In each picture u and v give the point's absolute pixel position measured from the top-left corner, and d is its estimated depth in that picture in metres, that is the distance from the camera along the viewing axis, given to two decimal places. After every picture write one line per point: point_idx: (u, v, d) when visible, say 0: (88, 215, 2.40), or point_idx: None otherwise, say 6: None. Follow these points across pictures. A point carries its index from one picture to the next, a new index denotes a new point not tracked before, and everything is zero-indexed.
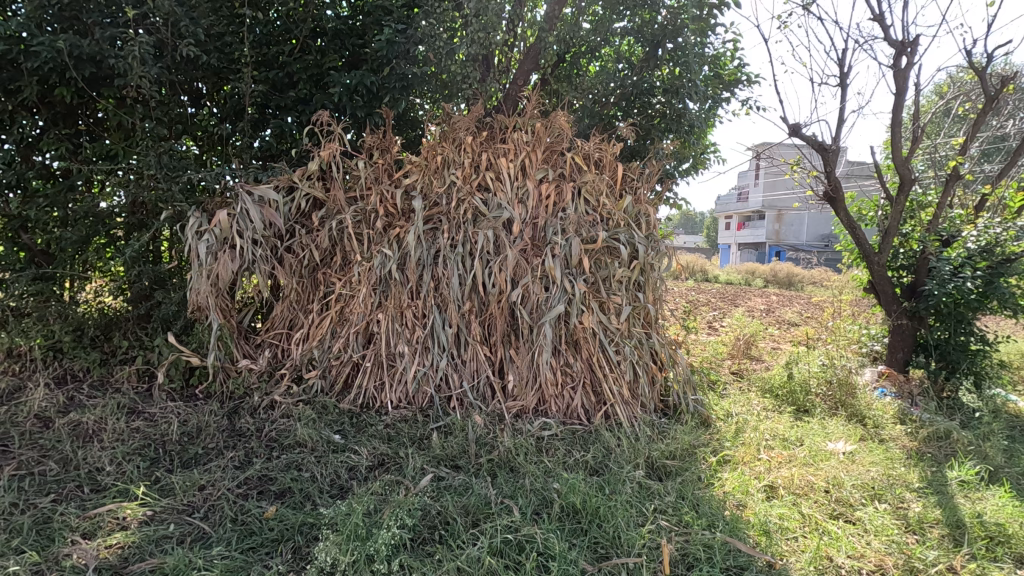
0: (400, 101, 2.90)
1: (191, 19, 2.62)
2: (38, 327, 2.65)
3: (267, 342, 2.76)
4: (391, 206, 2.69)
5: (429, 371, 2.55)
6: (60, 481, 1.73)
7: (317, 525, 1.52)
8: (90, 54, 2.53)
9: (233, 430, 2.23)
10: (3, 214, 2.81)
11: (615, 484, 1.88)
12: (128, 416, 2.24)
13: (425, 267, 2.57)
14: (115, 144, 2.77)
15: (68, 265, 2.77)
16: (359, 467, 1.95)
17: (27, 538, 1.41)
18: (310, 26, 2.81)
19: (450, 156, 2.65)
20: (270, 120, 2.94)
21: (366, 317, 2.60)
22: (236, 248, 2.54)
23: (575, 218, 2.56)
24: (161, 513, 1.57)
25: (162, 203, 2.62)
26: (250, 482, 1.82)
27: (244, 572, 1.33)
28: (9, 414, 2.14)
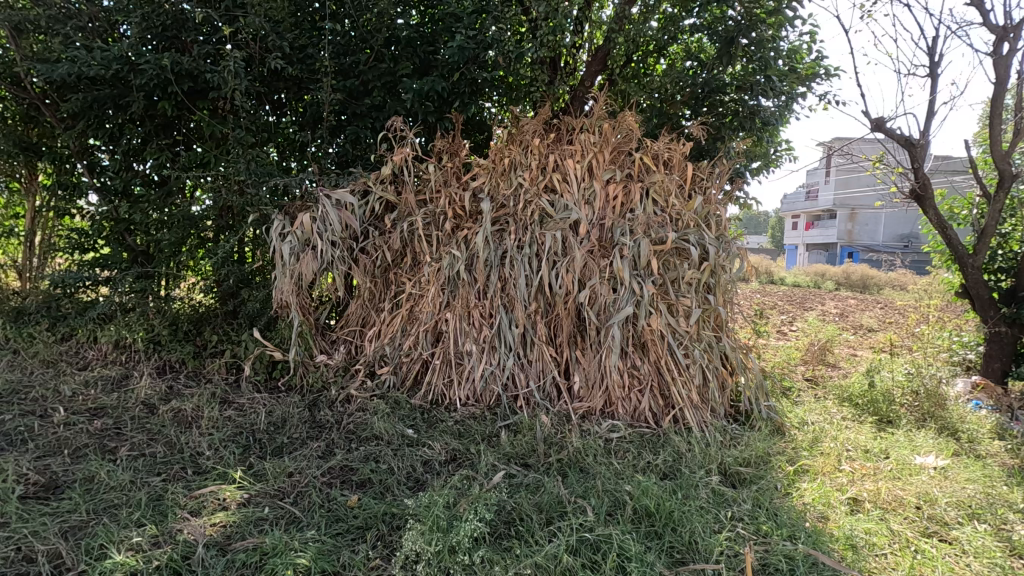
0: (469, 105, 2.97)
1: (277, 33, 2.78)
2: (140, 322, 2.91)
3: (342, 339, 2.90)
4: (459, 208, 2.76)
5: (496, 370, 2.60)
6: (167, 462, 1.89)
7: (400, 515, 1.58)
8: (189, 70, 2.75)
9: (314, 422, 2.36)
10: (112, 218, 3.11)
11: (688, 489, 1.85)
12: (221, 405, 2.41)
13: (493, 268, 2.61)
14: (209, 152, 2.98)
15: (166, 265, 3.02)
16: (432, 461, 2.02)
17: (145, 512, 1.54)
18: (385, 35, 2.92)
19: (517, 159, 2.69)
20: (345, 126, 3.07)
21: (434, 316, 2.69)
22: (316, 250, 2.67)
23: (643, 219, 2.53)
24: (257, 497, 1.68)
25: (249, 207, 2.80)
26: (333, 471, 1.92)
27: (335, 555, 1.41)
28: (120, 400, 2.35)
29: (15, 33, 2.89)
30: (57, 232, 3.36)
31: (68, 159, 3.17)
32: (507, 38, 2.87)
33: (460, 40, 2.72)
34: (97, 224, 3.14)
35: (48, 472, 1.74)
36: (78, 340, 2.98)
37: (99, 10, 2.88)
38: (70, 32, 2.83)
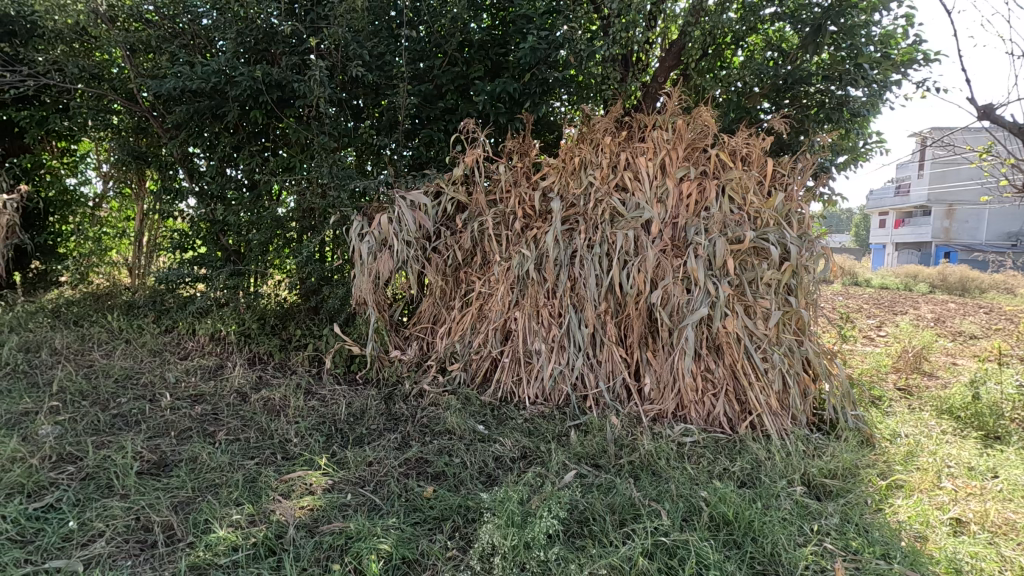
0: (540, 105, 2.98)
1: (357, 42, 2.90)
2: (233, 316, 3.15)
3: (415, 335, 3.00)
4: (529, 208, 2.78)
5: (565, 370, 2.60)
6: (259, 447, 2.03)
7: (475, 509, 1.62)
8: (278, 81, 2.92)
9: (390, 414, 2.46)
10: (208, 220, 3.36)
11: (769, 498, 1.77)
12: (305, 395, 2.56)
13: (562, 268, 2.61)
14: (294, 157, 3.16)
15: (255, 264, 3.23)
16: (503, 457, 2.04)
17: (242, 492, 1.67)
18: (458, 39, 2.97)
19: (588, 158, 2.68)
20: (419, 130, 3.17)
21: (504, 314, 2.73)
22: (392, 249, 2.78)
23: (720, 217, 2.44)
24: (339, 483, 1.77)
25: (331, 208, 2.94)
26: (410, 462, 1.99)
27: (414, 543, 1.46)
28: (217, 388, 2.55)
29: (130, 53, 3.23)
30: (162, 233, 3.69)
31: (171, 166, 3.48)
32: (579, 37, 2.81)
33: (531, 42, 2.72)
34: (196, 225, 3.41)
35: (159, 451, 1.91)
36: (180, 332, 3.26)
37: (199, 29, 3.09)
38: (176, 50, 3.09)
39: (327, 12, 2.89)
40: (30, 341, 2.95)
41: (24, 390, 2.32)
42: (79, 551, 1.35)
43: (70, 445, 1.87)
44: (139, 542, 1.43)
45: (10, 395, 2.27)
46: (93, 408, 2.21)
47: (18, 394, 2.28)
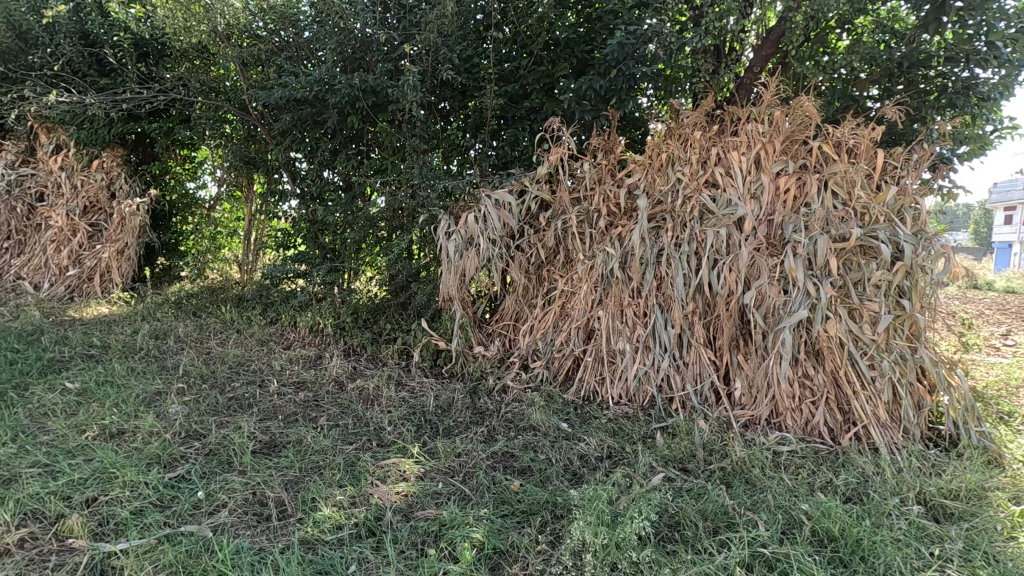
0: (627, 102, 2.92)
1: (447, 46, 2.97)
2: (330, 310, 3.36)
3: (497, 331, 3.05)
4: (614, 205, 2.74)
5: (650, 370, 2.55)
6: (357, 433, 2.15)
7: (563, 505, 1.63)
8: (373, 87, 3.06)
9: (475, 408, 2.52)
10: (308, 220, 3.60)
11: (879, 517, 1.65)
12: (396, 387, 2.69)
13: (648, 266, 2.56)
14: (387, 160, 3.31)
15: (350, 260, 3.42)
16: (589, 456, 2.04)
17: (344, 475, 1.77)
18: (544, 39, 2.98)
19: (676, 154, 2.60)
20: (505, 129, 3.22)
21: (587, 313, 2.72)
22: (478, 247, 2.84)
23: (821, 214, 2.29)
24: (431, 472, 1.85)
25: (420, 208, 3.05)
26: (497, 456, 2.03)
27: (504, 534, 1.50)
28: (317, 376, 2.73)
29: (243, 67, 3.53)
30: (269, 232, 4.01)
31: (276, 170, 3.75)
32: (668, 29, 2.72)
33: (619, 37, 2.65)
34: (298, 225, 3.66)
35: (270, 432, 2.08)
36: (283, 324, 3.52)
37: (302, 41, 3.33)
38: (282, 62, 3.36)
39: (418, 19, 3.00)
40: (159, 328, 3.30)
41: (156, 371, 2.60)
42: (208, 518, 1.50)
43: (196, 423, 2.08)
44: (257, 514, 1.56)
45: (145, 375, 2.54)
46: (213, 390, 2.44)
47: (152, 374, 2.56)
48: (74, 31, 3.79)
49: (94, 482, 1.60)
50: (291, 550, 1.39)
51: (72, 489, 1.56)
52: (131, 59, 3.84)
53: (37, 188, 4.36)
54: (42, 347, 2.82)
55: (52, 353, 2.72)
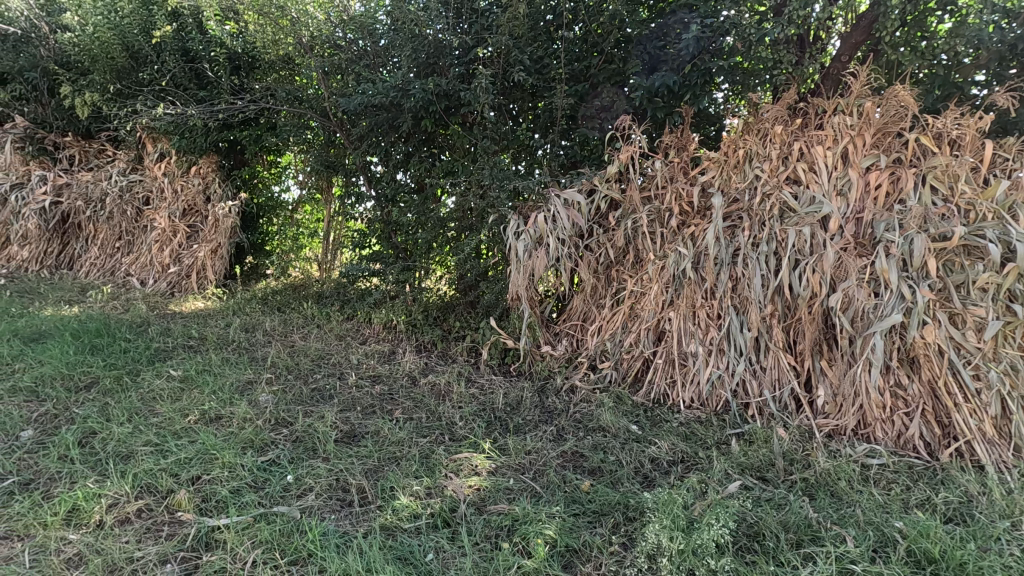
0: (702, 97, 2.84)
1: (518, 48, 3.00)
2: (402, 307, 3.48)
3: (565, 331, 3.05)
4: (687, 204, 2.67)
5: (724, 374, 2.47)
6: (430, 426, 2.21)
7: (636, 507, 1.61)
8: (446, 91, 3.14)
9: (543, 406, 2.54)
10: (382, 221, 3.74)
11: (986, 540, 1.52)
12: (466, 383, 2.76)
13: (723, 267, 2.47)
14: (459, 162, 3.39)
15: (422, 259, 3.52)
16: (660, 459, 2.00)
17: (419, 466, 1.84)
18: (616, 37, 2.94)
19: (754, 150, 2.50)
20: (575, 129, 3.21)
21: (657, 314, 2.66)
22: (547, 247, 2.85)
23: (919, 211, 2.12)
24: (502, 468, 1.88)
25: (490, 208, 3.10)
26: (567, 455, 2.04)
27: (577, 533, 1.50)
28: (392, 370, 2.84)
29: (325, 76, 3.67)
30: (346, 233, 4.20)
31: (353, 173, 3.92)
32: (747, 20, 2.66)
33: (696, 31, 2.58)
34: (373, 226, 3.81)
35: (350, 422, 2.18)
36: (359, 320, 3.68)
37: (379, 48, 3.42)
38: (360, 70, 3.48)
39: (491, 23, 3.05)
40: (248, 322, 3.54)
41: (247, 362, 2.80)
42: (297, 501, 1.61)
43: (284, 411, 2.22)
44: (340, 499, 1.65)
45: (238, 365, 2.74)
46: (298, 381, 2.60)
47: (244, 365, 2.75)
48: (177, 49, 4.18)
49: (197, 462, 1.75)
50: (372, 535, 1.46)
51: (179, 466, 1.71)
52: (225, 72, 4.17)
53: (144, 193, 4.78)
54: (150, 337, 3.10)
55: (158, 343, 2.99)
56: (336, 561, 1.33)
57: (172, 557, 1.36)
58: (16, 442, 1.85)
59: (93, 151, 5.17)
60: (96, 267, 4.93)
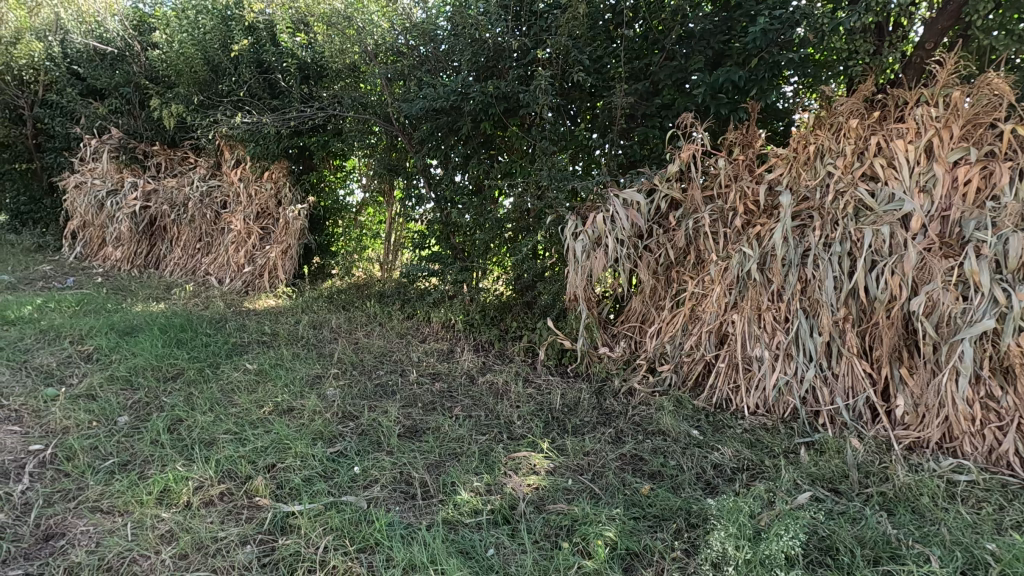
0: (770, 92, 2.73)
1: (577, 48, 2.99)
2: (460, 307, 3.55)
3: (623, 333, 3.01)
4: (752, 203, 2.58)
5: (793, 381, 2.37)
6: (489, 425, 2.24)
7: (699, 514, 1.58)
8: (505, 93, 3.17)
9: (601, 408, 2.52)
10: (442, 222, 3.82)
11: None
12: (524, 382, 2.78)
13: (791, 268, 2.37)
14: (517, 163, 3.41)
15: (479, 260, 3.57)
16: (724, 466, 1.95)
17: (479, 463, 1.87)
18: (677, 33, 2.86)
19: (826, 145, 2.37)
20: (635, 128, 3.15)
21: (719, 316, 2.58)
22: (605, 247, 2.82)
23: (1016, 208, 1.96)
24: (561, 468, 1.88)
25: (548, 209, 3.10)
26: (626, 458, 2.01)
27: (637, 536, 1.49)
28: (451, 369, 2.90)
29: (388, 82, 3.78)
30: (406, 234, 4.33)
31: (414, 176, 4.03)
32: (819, 10, 2.51)
33: (764, 24, 2.48)
34: (432, 227, 3.89)
35: (412, 418, 2.25)
36: (419, 319, 3.79)
37: (440, 54, 3.52)
38: (421, 75, 3.57)
39: (550, 24, 3.05)
40: (316, 319, 3.71)
41: (315, 358, 2.93)
42: (364, 492, 1.67)
43: (350, 405, 2.31)
44: (404, 492, 1.71)
45: (307, 360, 2.88)
46: (362, 377, 2.70)
47: (313, 360, 2.89)
48: (252, 61, 4.43)
49: (272, 451, 1.86)
50: (435, 528, 1.51)
51: (256, 454, 1.82)
52: (296, 81, 4.39)
53: (222, 198, 5.10)
54: (227, 332, 3.30)
55: (235, 338, 3.19)
56: (401, 551, 1.38)
57: (251, 539, 1.45)
58: (114, 426, 2.02)
59: (178, 158, 5.56)
60: (180, 267, 5.30)
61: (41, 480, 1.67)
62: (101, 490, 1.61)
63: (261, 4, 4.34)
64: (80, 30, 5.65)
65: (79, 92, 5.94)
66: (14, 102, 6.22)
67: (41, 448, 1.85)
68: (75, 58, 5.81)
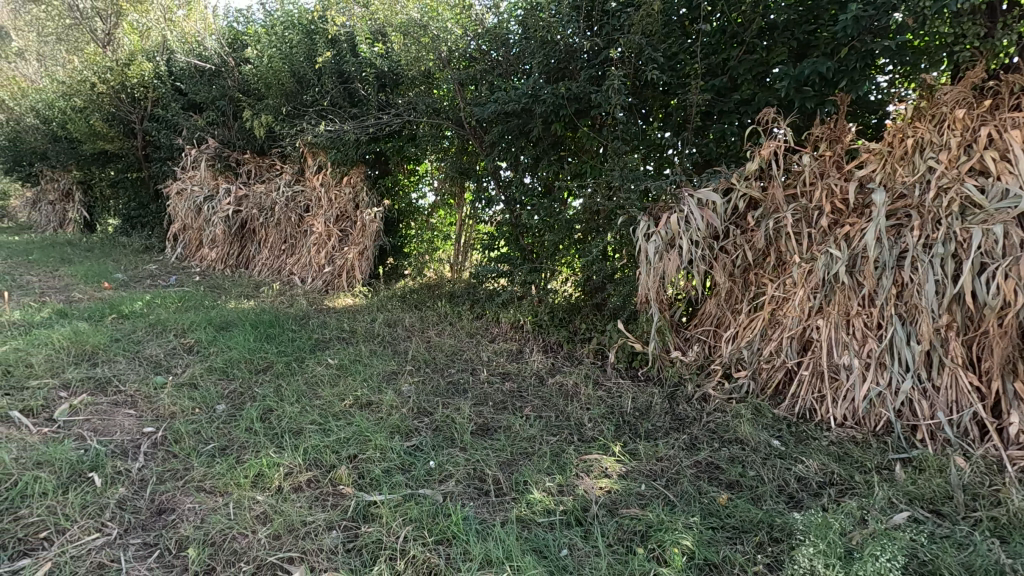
0: (862, 83, 2.54)
1: (651, 46, 2.93)
2: (529, 308, 3.57)
3: (696, 337, 2.92)
4: (841, 202, 2.42)
5: (886, 392, 2.21)
6: (560, 426, 2.25)
7: (782, 528, 1.51)
8: (577, 94, 3.16)
9: (674, 414, 2.46)
10: (512, 223, 3.86)
11: None
12: (594, 384, 2.76)
13: (886, 271, 2.21)
14: (587, 164, 3.39)
15: (548, 261, 3.58)
16: (808, 479, 1.85)
17: (551, 463, 1.88)
18: (758, 25, 2.71)
19: (927, 137, 2.19)
20: (711, 126, 3.05)
21: (803, 321, 2.45)
22: (679, 248, 2.74)
23: None
24: (633, 472, 1.86)
25: (619, 210, 3.05)
26: (701, 465, 1.95)
27: (715, 547, 1.44)
28: (521, 369, 2.92)
29: (461, 87, 3.87)
30: (476, 235, 4.41)
31: (484, 178, 4.10)
32: None
33: (856, 11, 2.32)
34: (501, 229, 3.94)
35: (484, 416, 2.30)
36: (488, 319, 3.85)
37: (512, 57, 3.56)
38: (494, 79, 3.64)
39: (623, 22, 3.01)
40: (391, 318, 3.86)
41: (391, 355, 3.05)
42: (439, 485, 1.73)
43: (425, 401, 2.39)
44: (478, 487, 1.75)
45: (383, 357, 3.00)
46: (436, 374, 2.78)
47: (389, 356, 3.00)
48: (334, 71, 4.67)
49: (354, 442, 1.95)
50: (509, 525, 1.53)
51: (340, 445, 1.92)
52: (373, 89, 4.58)
53: (304, 202, 5.40)
54: (310, 329, 3.50)
55: (317, 334, 3.37)
56: (477, 546, 1.41)
57: (337, 525, 1.53)
58: (214, 413, 2.19)
59: (266, 165, 5.92)
60: (267, 267, 5.67)
61: (154, 459, 1.85)
62: (205, 472, 1.76)
63: (343, 17, 4.57)
64: (183, 50, 6.18)
65: (182, 106, 6.49)
66: (128, 117, 6.89)
67: (153, 431, 2.04)
68: (179, 75, 6.34)
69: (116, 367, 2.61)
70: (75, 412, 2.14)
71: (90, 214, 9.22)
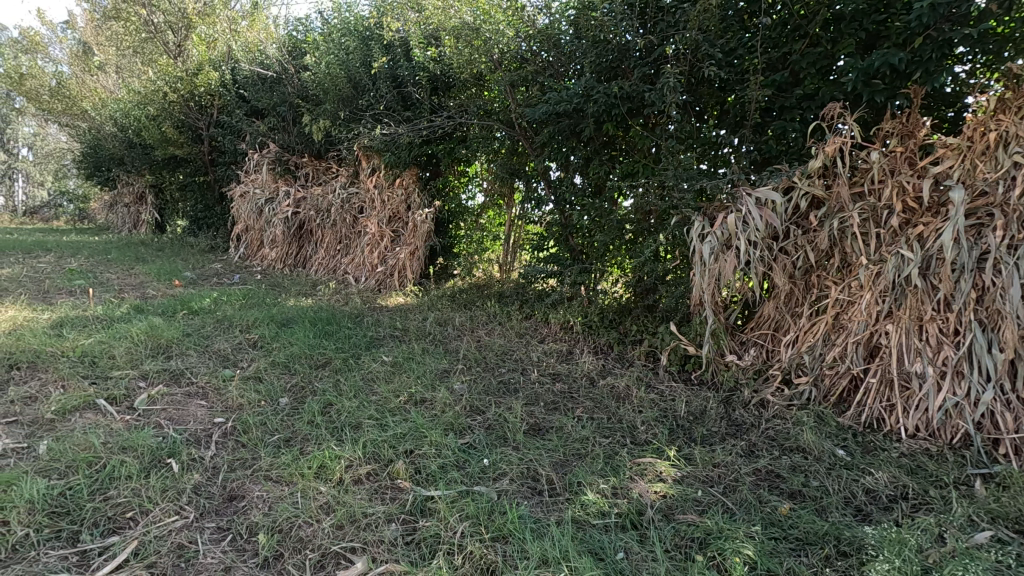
0: (938, 75, 2.38)
1: (708, 42, 2.85)
2: (579, 308, 3.55)
3: (753, 340, 2.82)
4: (913, 200, 2.29)
5: (964, 403, 2.08)
6: (612, 428, 2.23)
7: (850, 542, 1.45)
8: (630, 93, 3.12)
9: (730, 420, 2.39)
10: (561, 224, 3.84)
11: None
12: (646, 387, 2.73)
13: (964, 274, 2.09)
14: (640, 163, 3.34)
15: (598, 262, 3.55)
16: (878, 492, 1.76)
17: (604, 465, 1.87)
18: (823, 16, 2.59)
19: (1012, 131, 2.01)
20: (771, 123, 2.94)
21: (871, 326, 2.32)
22: (736, 249, 2.65)
23: None
24: (689, 477, 1.82)
25: (672, 210, 2.99)
26: (761, 473, 1.89)
27: (779, 558, 1.40)
28: (571, 370, 2.92)
29: (512, 88, 3.89)
30: (526, 236, 4.43)
31: (534, 178, 4.10)
32: None
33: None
34: (551, 229, 3.94)
35: (535, 416, 2.30)
36: (538, 319, 3.86)
37: (563, 57, 3.55)
38: (545, 80, 3.64)
39: (678, 18, 2.94)
40: (441, 317, 3.92)
41: (442, 353, 3.10)
42: (493, 483, 1.75)
43: (476, 399, 2.42)
44: (532, 487, 1.75)
45: (435, 355, 3.06)
46: (487, 373, 2.81)
47: (440, 355, 3.06)
48: (388, 76, 4.78)
49: (410, 438, 2.00)
50: (564, 525, 1.53)
51: (396, 440, 1.97)
52: (425, 92, 4.66)
53: (359, 203, 5.57)
54: (365, 326, 3.60)
55: (372, 331, 3.47)
56: (532, 544, 1.42)
57: (396, 517, 1.57)
58: (278, 406, 2.29)
59: (322, 168, 6.14)
60: (323, 266, 5.88)
61: (225, 448, 1.95)
62: (271, 461, 1.84)
63: (397, 23, 4.68)
64: (247, 59, 6.48)
65: (245, 112, 6.81)
66: (196, 124, 7.29)
67: (223, 421, 2.15)
68: (242, 83, 6.66)
69: (188, 360, 2.76)
70: (153, 401, 2.29)
71: (161, 216, 9.88)
